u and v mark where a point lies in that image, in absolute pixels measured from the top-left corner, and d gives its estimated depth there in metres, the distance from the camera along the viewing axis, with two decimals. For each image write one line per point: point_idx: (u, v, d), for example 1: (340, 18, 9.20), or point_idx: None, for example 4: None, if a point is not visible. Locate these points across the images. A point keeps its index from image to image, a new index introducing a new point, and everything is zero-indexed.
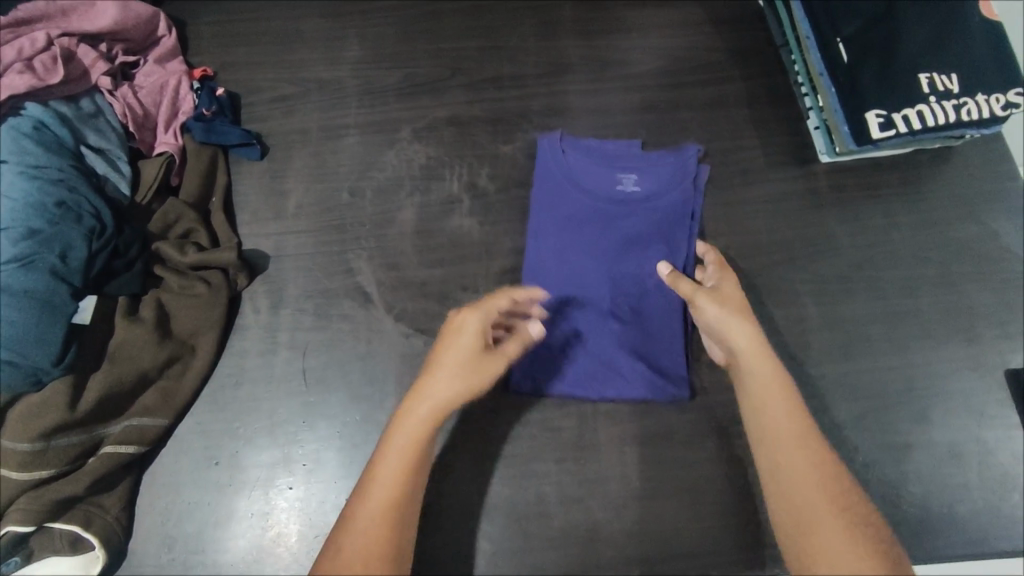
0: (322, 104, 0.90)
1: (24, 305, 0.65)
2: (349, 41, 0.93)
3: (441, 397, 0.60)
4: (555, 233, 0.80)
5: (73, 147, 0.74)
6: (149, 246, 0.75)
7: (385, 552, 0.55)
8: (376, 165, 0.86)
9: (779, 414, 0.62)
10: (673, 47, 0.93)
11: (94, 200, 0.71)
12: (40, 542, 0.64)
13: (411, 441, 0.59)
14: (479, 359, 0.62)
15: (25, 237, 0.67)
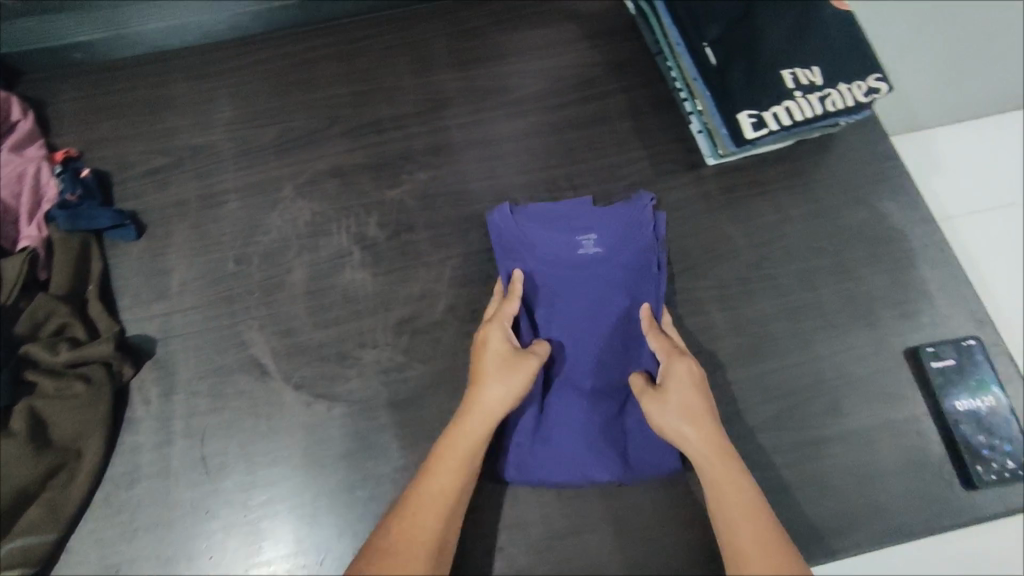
0: (198, 171, 0.86)
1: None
2: (220, 102, 0.91)
3: (496, 402, 0.66)
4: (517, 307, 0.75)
5: None
6: (18, 350, 0.71)
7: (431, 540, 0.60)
8: (260, 229, 0.83)
9: (728, 498, 0.62)
10: (551, 68, 0.93)
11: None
12: None
13: (456, 455, 0.64)
14: (520, 361, 0.68)
15: None
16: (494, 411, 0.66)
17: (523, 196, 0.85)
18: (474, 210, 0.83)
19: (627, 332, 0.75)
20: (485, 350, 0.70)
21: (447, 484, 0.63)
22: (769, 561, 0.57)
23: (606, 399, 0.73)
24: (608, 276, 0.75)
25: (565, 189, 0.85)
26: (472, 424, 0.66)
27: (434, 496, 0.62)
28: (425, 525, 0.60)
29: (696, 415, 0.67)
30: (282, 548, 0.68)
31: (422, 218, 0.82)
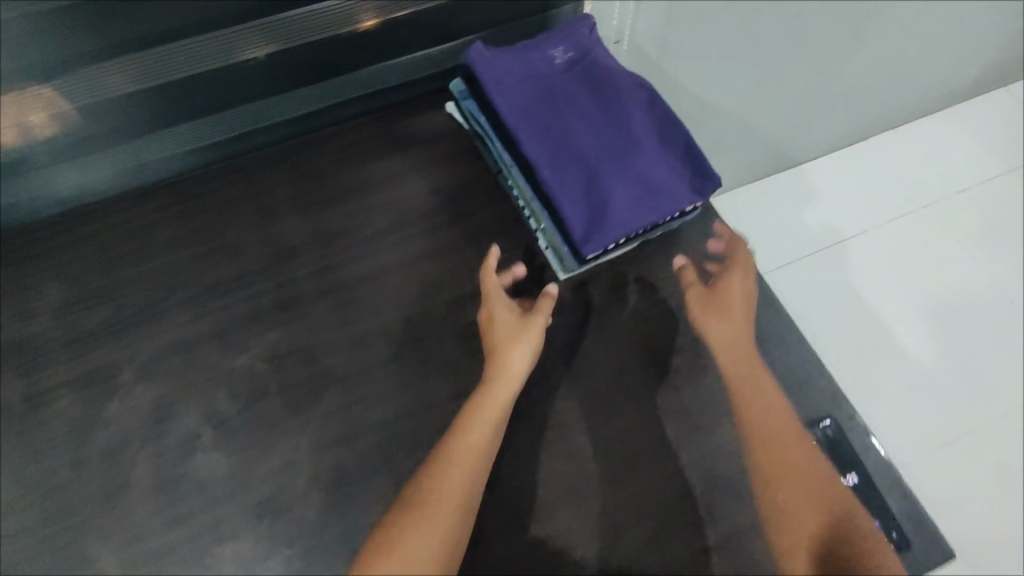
0: (22, 370, 0.80)
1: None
2: (45, 288, 0.84)
3: (520, 363, 0.68)
4: (527, 116, 0.85)
5: None
6: None
7: (455, 542, 0.58)
8: (97, 423, 0.77)
9: (776, 416, 0.65)
10: (398, 199, 0.93)
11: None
12: None
13: (477, 440, 0.63)
14: (528, 324, 0.71)
15: None
16: (513, 388, 0.67)
17: (382, 341, 0.82)
18: (330, 365, 0.80)
19: (604, 120, 0.85)
20: (499, 316, 0.73)
21: (473, 446, 0.63)
22: (808, 484, 0.60)
23: (604, 140, 0.83)
24: (575, 81, 0.88)
25: (423, 328, 0.83)
26: (500, 395, 0.66)
27: (478, 444, 0.63)
28: (439, 510, 0.58)
29: (730, 302, 0.73)
30: None
31: (274, 382, 0.79)
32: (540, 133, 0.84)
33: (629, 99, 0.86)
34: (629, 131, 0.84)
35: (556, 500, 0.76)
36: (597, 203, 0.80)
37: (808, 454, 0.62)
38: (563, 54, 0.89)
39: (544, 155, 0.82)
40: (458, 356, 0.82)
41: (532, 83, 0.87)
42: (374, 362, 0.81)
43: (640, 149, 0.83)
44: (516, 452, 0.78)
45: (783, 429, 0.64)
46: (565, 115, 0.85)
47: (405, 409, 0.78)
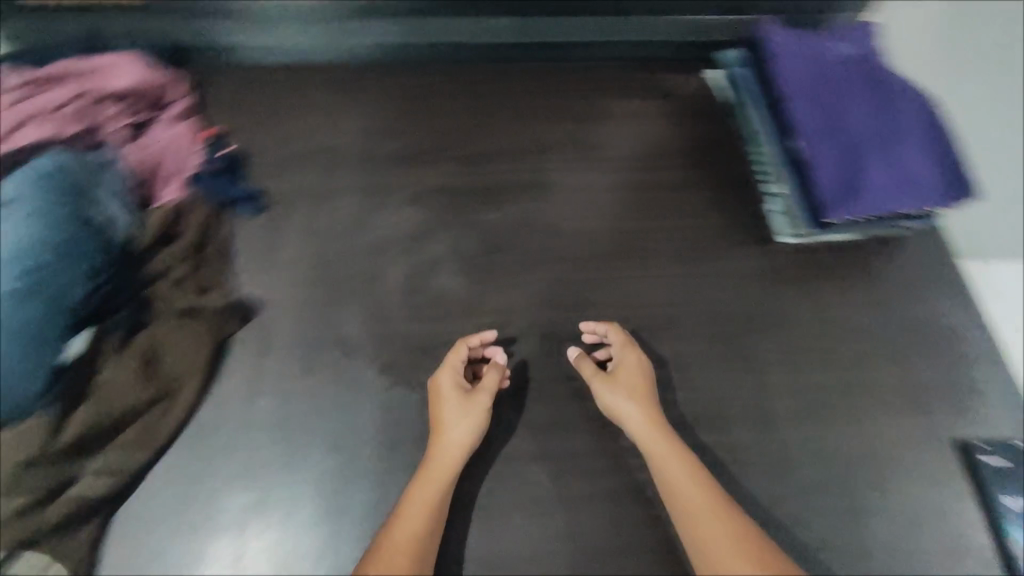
0: (322, 168, 0.96)
1: (28, 335, 0.66)
2: (353, 113, 1.01)
3: (456, 444, 0.72)
4: (805, 87, 0.91)
5: (80, 188, 0.76)
6: (144, 290, 0.79)
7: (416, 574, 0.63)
8: (370, 224, 0.91)
9: (708, 521, 0.66)
10: (650, 133, 1.03)
11: (105, 222, 0.76)
12: (21, 569, 0.67)
13: (421, 503, 0.68)
14: (470, 402, 0.74)
15: (17, 269, 0.67)
16: (461, 450, 0.72)
17: (610, 241, 0.92)
18: (564, 245, 0.92)
19: (877, 110, 0.90)
20: (449, 393, 0.75)
21: (418, 516, 0.67)
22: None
23: (872, 128, 0.89)
24: (855, 69, 0.93)
25: (648, 244, 0.92)
26: (450, 462, 0.71)
27: (416, 530, 0.66)
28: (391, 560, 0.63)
29: (639, 395, 0.76)
30: (344, 512, 0.73)
31: (516, 242, 0.91)
32: (813, 105, 0.90)
33: (904, 99, 0.90)
34: (897, 128, 0.89)
35: (740, 420, 0.81)
36: (853, 181, 0.86)
37: (729, 522, 0.66)
38: (849, 42, 0.94)
39: (812, 125, 0.89)
40: (673, 275, 0.90)
41: (817, 59, 0.92)
42: (601, 254, 0.91)
43: (906, 145, 0.88)
44: (709, 367, 0.84)
45: (708, 519, 0.66)
46: (841, 95, 0.90)
47: (621, 297, 0.88)
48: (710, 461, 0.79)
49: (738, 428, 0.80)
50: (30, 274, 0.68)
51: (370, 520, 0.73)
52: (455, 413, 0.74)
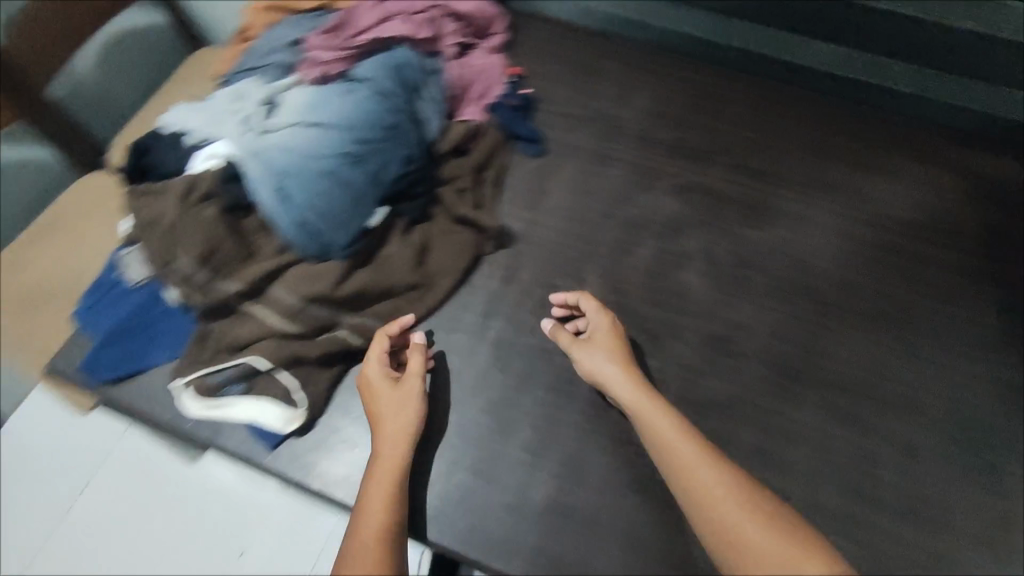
0: (600, 133, 0.99)
1: (352, 191, 0.76)
2: (641, 94, 1.04)
3: (407, 426, 0.70)
4: None
5: (413, 90, 0.87)
6: (433, 189, 0.86)
7: (390, 549, 0.59)
8: (631, 200, 0.93)
9: (700, 472, 0.60)
10: (943, 204, 0.94)
11: (422, 123, 0.87)
12: (264, 384, 0.73)
13: (381, 499, 0.64)
14: (400, 388, 0.72)
15: (356, 138, 0.78)
16: (408, 435, 0.69)
17: (869, 297, 0.86)
18: (818, 284, 0.87)
19: None
20: (379, 381, 0.72)
21: (380, 512, 0.63)
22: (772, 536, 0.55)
23: None
24: None
25: (911, 315, 0.85)
26: (396, 456, 0.68)
27: (381, 524, 0.62)
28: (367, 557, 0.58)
29: (626, 362, 0.73)
30: (541, 452, 0.74)
31: (767, 265, 0.88)
32: None
33: None
34: None
35: (969, 536, 0.72)
36: None
37: (723, 472, 0.60)
38: None
39: None
40: (930, 357, 0.82)
41: None
42: (855, 307, 0.85)
43: None
44: (947, 465, 0.75)
45: (702, 473, 0.60)
46: None
47: (868, 358, 0.82)
48: (924, 564, 0.70)
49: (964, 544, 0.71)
50: (366, 144, 0.78)
51: (562, 469, 0.73)
52: (387, 401, 0.71)
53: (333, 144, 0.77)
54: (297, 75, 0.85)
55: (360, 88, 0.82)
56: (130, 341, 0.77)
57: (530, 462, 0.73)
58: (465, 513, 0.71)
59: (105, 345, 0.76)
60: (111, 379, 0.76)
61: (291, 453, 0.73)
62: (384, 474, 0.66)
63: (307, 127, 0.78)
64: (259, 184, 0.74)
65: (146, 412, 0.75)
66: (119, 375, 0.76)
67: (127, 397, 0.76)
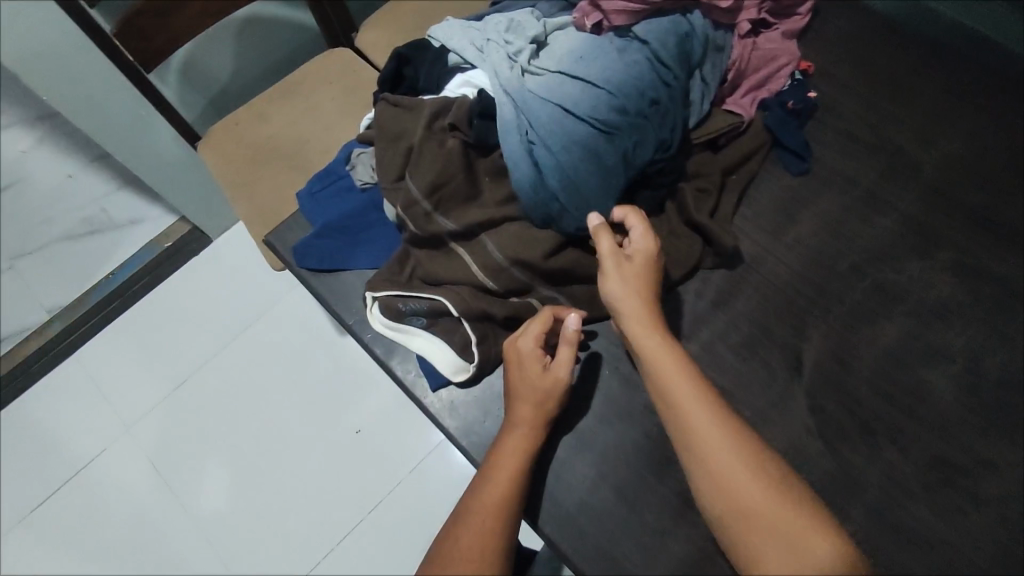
0: (883, 169, 0.83)
1: (597, 168, 0.70)
2: (952, 135, 0.84)
3: (540, 411, 0.67)
4: None
5: (691, 66, 0.77)
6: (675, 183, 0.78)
7: (501, 540, 0.61)
8: (892, 262, 0.78)
9: (711, 432, 0.58)
10: None
11: (686, 107, 0.77)
12: (446, 327, 0.72)
13: (499, 474, 0.64)
14: (546, 373, 0.67)
15: (619, 108, 0.71)
16: (544, 419, 0.68)
17: None
18: None
19: None
20: (529, 359, 0.67)
21: (494, 486, 0.64)
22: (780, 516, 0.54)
23: None
24: None
25: None
26: (521, 440, 0.66)
27: (496, 497, 0.63)
28: (477, 532, 0.61)
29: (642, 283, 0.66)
30: (692, 503, 0.67)
31: None
32: None
33: None
34: None
35: None
36: None
37: (741, 443, 0.58)
38: None
39: None
40: None
41: None
42: None
43: None
44: None
45: (715, 434, 0.58)
46: None
47: None
48: None
49: None
50: (626, 117, 0.71)
51: (709, 530, 0.66)
52: (530, 383, 0.67)
53: (594, 108, 0.70)
54: (573, 17, 0.77)
55: (634, 51, 0.74)
56: (342, 239, 0.79)
57: (676, 507, 0.68)
58: (593, 529, 0.68)
59: (318, 236, 0.79)
60: (315, 269, 0.79)
61: (449, 400, 0.73)
62: (505, 449, 0.66)
63: (570, 81, 0.71)
64: (510, 130, 0.69)
65: (336, 310, 0.79)
66: (322, 268, 0.79)
67: (323, 289, 0.79)
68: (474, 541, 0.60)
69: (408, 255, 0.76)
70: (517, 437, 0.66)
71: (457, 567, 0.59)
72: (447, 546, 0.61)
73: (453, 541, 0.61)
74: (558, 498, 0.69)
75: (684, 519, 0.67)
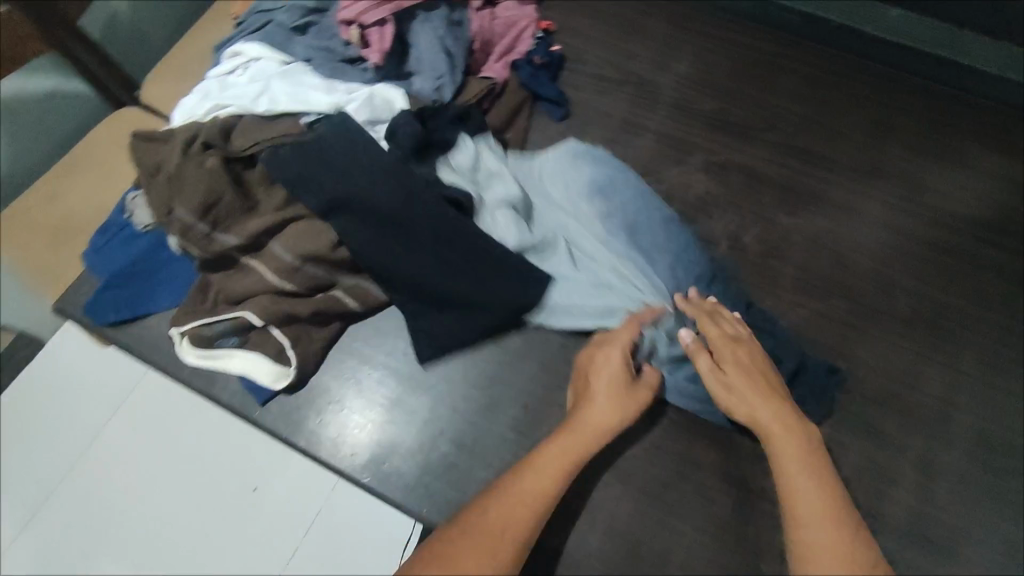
0: (633, 98, 0.92)
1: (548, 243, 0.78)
2: (683, 55, 0.95)
3: (607, 422, 0.65)
4: None
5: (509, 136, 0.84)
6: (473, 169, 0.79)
7: (530, 525, 0.59)
8: (656, 175, 0.87)
9: (799, 481, 0.59)
10: (1001, 204, 0.85)
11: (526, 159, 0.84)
12: (257, 339, 0.73)
13: (546, 462, 0.62)
14: (630, 393, 0.67)
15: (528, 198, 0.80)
16: (606, 433, 0.65)
17: (905, 302, 0.79)
18: (849, 281, 0.80)
19: None
20: (610, 367, 0.68)
21: (540, 478, 0.61)
22: (817, 503, 0.58)
23: None
24: None
25: (948, 324, 0.78)
26: (584, 444, 0.64)
27: (534, 491, 0.61)
28: (508, 513, 0.59)
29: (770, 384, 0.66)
30: (528, 434, 0.72)
31: (796, 256, 0.82)
32: None
33: None
34: None
35: (978, 566, 0.67)
36: None
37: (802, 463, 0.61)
38: None
39: None
40: (964, 373, 0.75)
41: None
42: (889, 312, 0.78)
43: None
44: (963, 491, 0.70)
45: (807, 480, 0.59)
46: None
47: (892, 366, 0.75)
48: None
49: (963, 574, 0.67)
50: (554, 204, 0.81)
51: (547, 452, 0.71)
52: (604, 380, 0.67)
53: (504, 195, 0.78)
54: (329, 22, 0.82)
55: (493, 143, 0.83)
56: (136, 286, 0.78)
57: (513, 441, 0.72)
58: (443, 488, 0.70)
59: (109, 288, 0.77)
60: (114, 321, 0.77)
61: (281, 411, 0.74)
62: (577, 457, 0.63)
63: (601, 238, 0.79)
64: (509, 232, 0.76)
65: (148, 358, 0.76)
66: (121, 319, 0.77)
67: (130, 341, 0.77)
68: (497, 516, 0.59)
69: (205, 284, 0.75)
70: (572, 436, 0.64)
71: (477, 539, 0.57)
72: (471, 518, 0.59)
73: (474, 513, 0.59)
74: (405, 471, 0.71)
75: (523, 450, 0.71)
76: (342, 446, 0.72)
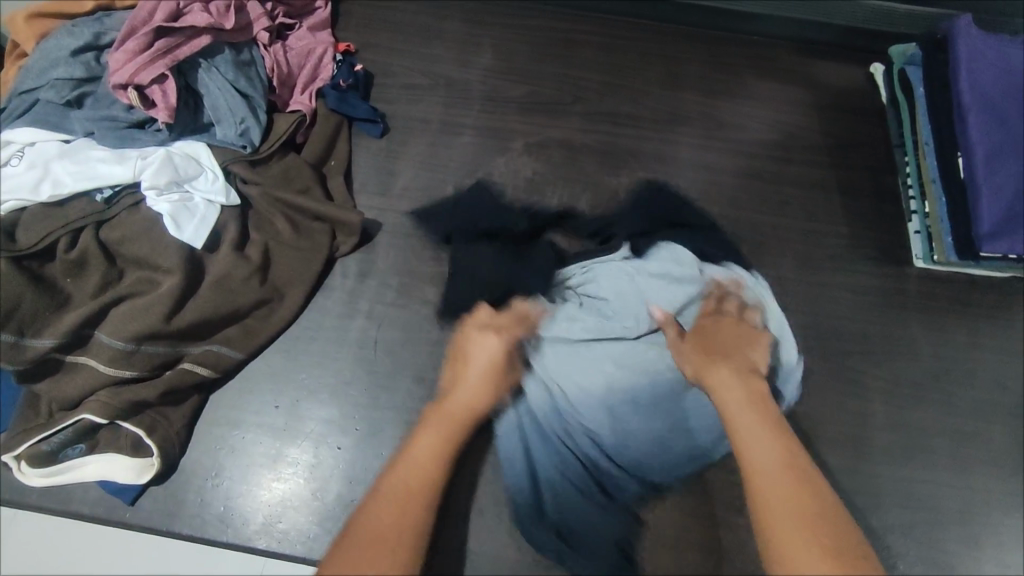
0: (447, 99, 0.94)
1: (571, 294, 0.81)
2: (484, 49, 0.98)
3: (473, 408, 0.70)
4: (985, 70, 0.80)
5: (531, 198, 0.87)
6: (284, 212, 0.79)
7: (418, 515, 0.60)
8: (484, 169, 0.89)
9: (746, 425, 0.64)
10: (787, 123, 0.95)
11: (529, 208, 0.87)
12: (107, 438, 0.68)
13: (423, 450, 0.65)
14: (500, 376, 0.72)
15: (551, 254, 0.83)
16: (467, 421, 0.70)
17: (728, 229, 0.87)
18: (677, 222, 0.87)
19: None
20: (486, 346, 0.73)
21: (419, 467, 0.64)
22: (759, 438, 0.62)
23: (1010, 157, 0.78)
24: None
25: (767, 237, 0.87)
26: (444, 433, 0.67)
27: (415, 479, 0.63)
28: (394, 503, 0.60)
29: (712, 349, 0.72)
30: None
31: (627, 212, 0.88)
32: (995, 92, 0.79)
33: None
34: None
35: (833, 442, 0.76)
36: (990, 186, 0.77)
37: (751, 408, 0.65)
38: None
39: (984, 129, 0.78)
40: (788, 277, 0.84)
41: (1006, 60, 0.80)
42: (717, 241, 0.86)
43: None
44: (810, 381, 0.79)
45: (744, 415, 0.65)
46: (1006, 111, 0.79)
47: None
48: None
49: (824, 452, 0.76)
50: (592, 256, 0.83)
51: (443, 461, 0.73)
52: (479, 363, 0.72)
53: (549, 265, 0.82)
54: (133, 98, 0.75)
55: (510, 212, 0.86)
56: None
57: None
58: None
59: None
60: None
61: (156, 505, 0.69)
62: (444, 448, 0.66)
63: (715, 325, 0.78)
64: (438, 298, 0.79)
65: None
66: None
67: None
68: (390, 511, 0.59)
69: (33, 397, 0.69)
70: (445, 425, 0.68)
71: (370, 538, 0.56)
72: (363, 518, 0.58)
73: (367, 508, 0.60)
74: (306, 524, 0.69)
75: None
76: (233, 519, 0.69)
